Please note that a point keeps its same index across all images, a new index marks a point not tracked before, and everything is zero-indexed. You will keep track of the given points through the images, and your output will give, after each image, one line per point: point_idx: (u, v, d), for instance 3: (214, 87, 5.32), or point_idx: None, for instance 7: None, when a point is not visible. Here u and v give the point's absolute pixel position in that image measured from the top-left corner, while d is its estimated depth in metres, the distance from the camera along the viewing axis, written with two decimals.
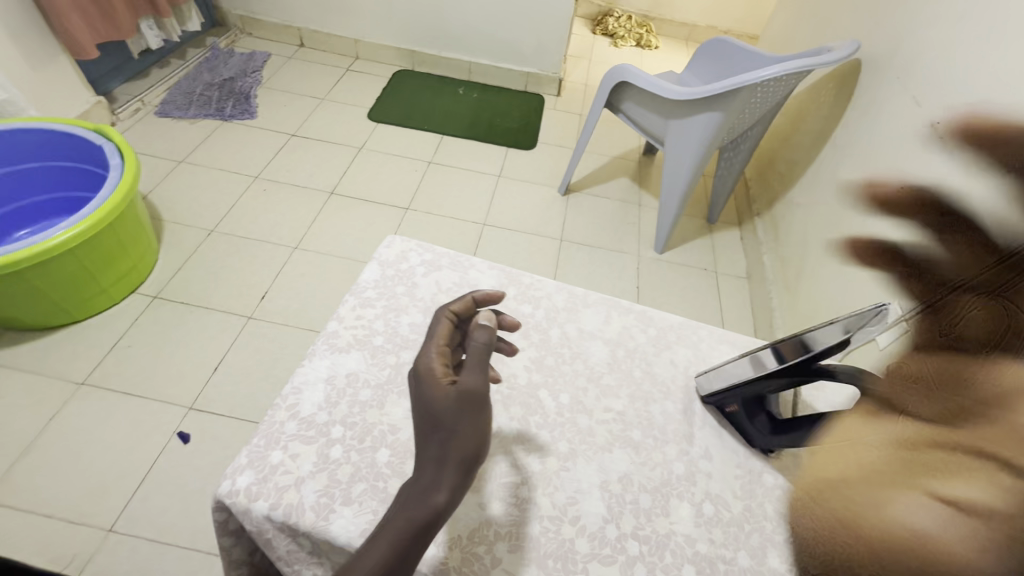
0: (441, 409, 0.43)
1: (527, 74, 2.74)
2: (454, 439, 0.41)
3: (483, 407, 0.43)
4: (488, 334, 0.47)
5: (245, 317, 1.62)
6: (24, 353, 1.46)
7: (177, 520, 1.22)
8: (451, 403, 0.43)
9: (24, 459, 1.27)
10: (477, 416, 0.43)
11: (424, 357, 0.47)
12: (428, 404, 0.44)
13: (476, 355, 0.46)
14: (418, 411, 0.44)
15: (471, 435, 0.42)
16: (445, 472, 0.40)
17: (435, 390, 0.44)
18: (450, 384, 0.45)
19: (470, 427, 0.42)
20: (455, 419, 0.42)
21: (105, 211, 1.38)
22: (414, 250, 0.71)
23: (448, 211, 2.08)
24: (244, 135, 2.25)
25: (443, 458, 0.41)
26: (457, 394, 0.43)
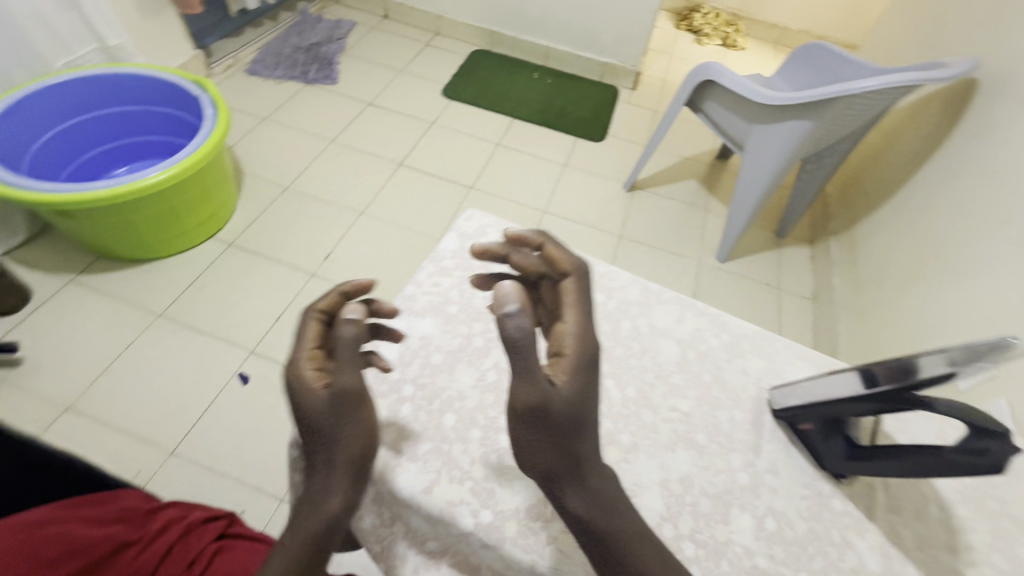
0: (321, 418, 0.41)
1: (604, 65, 2.68)
2: (337, 443, 0.41)
3: (360, 405, 0.42)
4: (356, 330, 0.42)
5: (308, 274, 1.69)
6: (112, 281, 1.58)
7: (231, 453, 1.31)
8: (328, 409, 0.41)
9: (104, 376, 1.39)
10: (354, 416, 0.42)
11: (292, 368, 0.43)
12: (307, 417, 0.42)
13: (347, 357, 0.42)
14: (300, 423, 0.42)
15: (355, 435, 0.42)
16: (333, 468, 0.41)
17: (306, 399, 0.42)
18: (323, 386, 0.42)
19: (351, 427, 0.42)
20: (335, 425, 0.41)
21: (197, 158, 1.46)
22: (492, 226, 0.71)
23: (511, 194, 2.09)
24: (324, 100, 2.33)
25: (329, 464, 0.41)
26: (331, 399, 0.41)
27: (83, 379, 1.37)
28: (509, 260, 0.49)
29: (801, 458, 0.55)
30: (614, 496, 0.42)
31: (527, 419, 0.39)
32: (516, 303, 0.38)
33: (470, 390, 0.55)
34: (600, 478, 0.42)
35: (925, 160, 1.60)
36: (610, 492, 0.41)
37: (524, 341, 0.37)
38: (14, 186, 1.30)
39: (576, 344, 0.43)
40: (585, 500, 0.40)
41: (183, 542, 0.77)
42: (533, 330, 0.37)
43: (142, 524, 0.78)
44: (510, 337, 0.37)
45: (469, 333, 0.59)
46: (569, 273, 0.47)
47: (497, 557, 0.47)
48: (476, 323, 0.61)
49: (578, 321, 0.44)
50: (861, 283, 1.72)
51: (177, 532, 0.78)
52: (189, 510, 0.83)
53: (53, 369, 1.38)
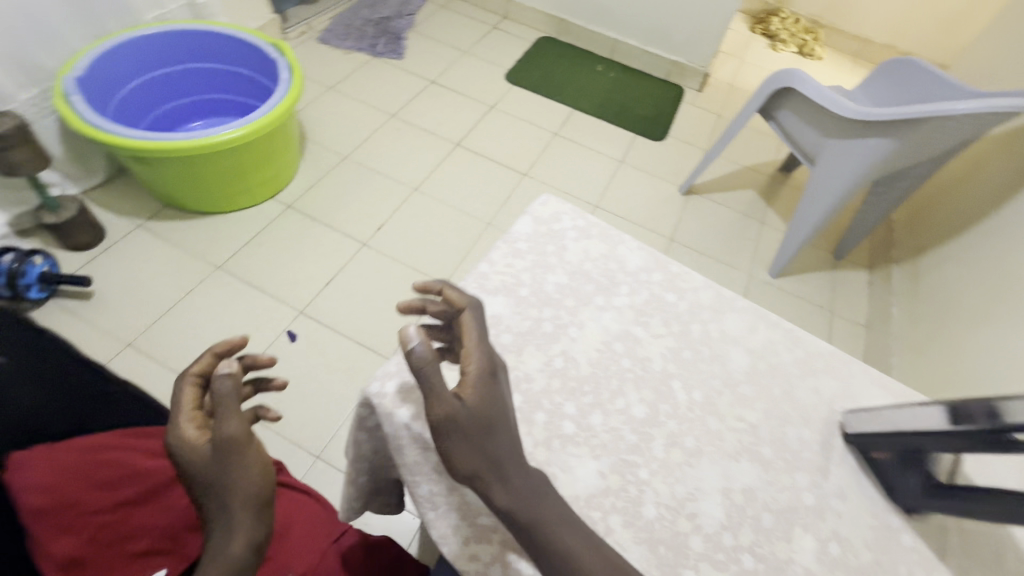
0: (208, 471, 0.48)
1: (672, 63, 2.61)
2: (229, 487, 0.48)
3: (241, 451, 0.49)
4: (230, 384, 0.50)
5: (359, 243, 1.73)
6: (177, 229, 1.65)
7: (272, 406, 1.36)
8: (214, 459, 0.48)
9: (163, 319, 1.46)
10: (240, 466, 0.49)
11: (173, 433, 0.50)
12: (195, 475, 0.49)
13: (224, 413, 0.49)
14: (191, 481, 0.49)
15: (246, 480, 0.49)
16: (233, 510, 0.48)
17: (190, 457, 0.49)
18: (205, 442, 0.49)
19: (238, 475, 0.48)
20: (224, 474, 0.48)
21: (268, 120, 1.50)
22: (567, 214, 0.70)
23: (564, 186, 2.07)
24: (389, 74, 2.35)
25: (227, 509, 0.48)
26: (213, 453, 0.48)
27: (144, 319, 1.45)
28: (427, 313, 0.54)
29: (870, 486, 0.53)
30: (543, 489, 0.44)
31: (439, 431, 0.43)
32: (417, 338, 0.44)
33: (536, 373, 0.55)
34: (527, 474, 0.44)
35: (1013, 193, 1.50)
36: (537, 483, 0.44)
37: (427, 369, 0.43)
38: (99, 127, 1.37)
39: (481, 365, 0.47)
40: (508, 493, 0.42)
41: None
42: (433, 356, 0.44)
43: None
44: (416, 366, 0.43)
45: (538, 317, 0.59)
46: (464, 308, 0.51)
47: None
48: (546, 308, 0.60)
49: (479, 349, 0.48)
50: (921, 316, 1.64)
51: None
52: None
53: (118, 306, 1.45)
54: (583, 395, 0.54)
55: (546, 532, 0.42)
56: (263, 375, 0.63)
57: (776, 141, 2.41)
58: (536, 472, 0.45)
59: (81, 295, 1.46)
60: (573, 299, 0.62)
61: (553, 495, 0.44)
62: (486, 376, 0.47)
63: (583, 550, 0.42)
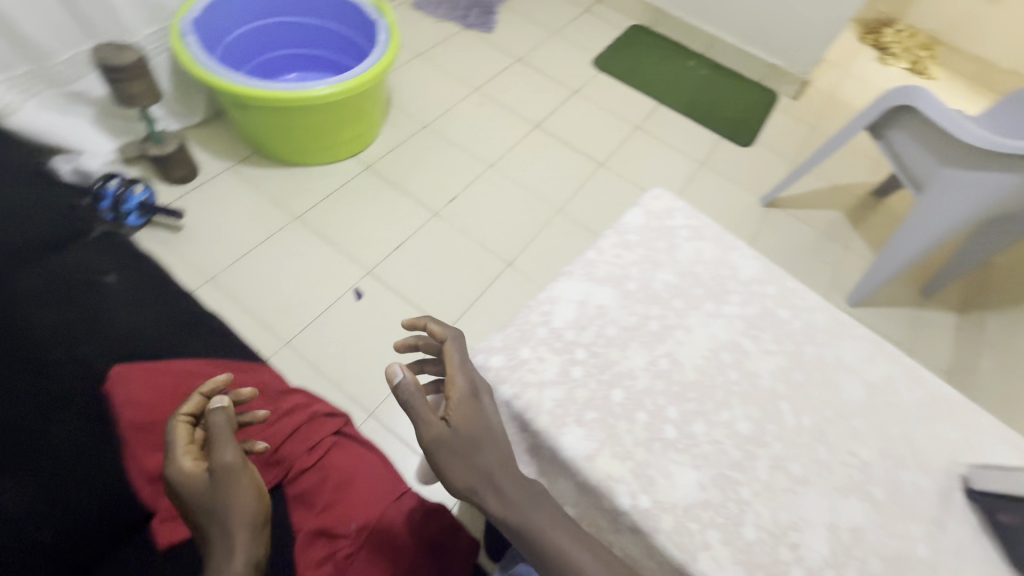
0: (207, 496, 0.58)
1: (769, 67, 2.47)
2: (227, 507, 0.57)
3: (235, 477, 0.59)
4: (224, 416, 0.63)
5: (430, 213, 1.74)
6: (263, 176, 1.70)
7: (334, 359, 1.40)
8: (211, 484, 0.58)
9: (241, 261, 1.52)
10: (235, 490, 0.58)
11: (175, 466, 0.60)
12: (197, 502, 0.58)
13: (221, 443, 0.61)
14: (191, 506, 0.58)
15: (241, 501, 0.58)
16: (231, 528, 0.56)
17: (192, 485, 0.59)
18: (203, 472, 0.60)
19: (234, 497, 0.58)
20: (221, 497, 0.58)
21: (358, 81, 1.52)
22: (680, 211, 0.67)
23: (640, 182, 2.01)
24: (475, 47, 2.33)
25: (228, 529, 0.56)
26: (211, 478, 0.59)
27: (225, 258, 1.51)
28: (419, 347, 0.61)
29: (992, 549, 0.48)
30: (539, 498, 0.46)
31: (430, 454, 0.47)
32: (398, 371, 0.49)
33: (640, 371, 0.53)
34: (519, 483, 0.46)
35: None
36: (532, 491, 0.46)
37: (409, 400, 0.49)
38: (207, 69, 1.43)
39: (466, 385, 0.50)
40: (501, 504, 0.45)
41: (308, 426, 0.83)
42: (410, 384, 0.49)
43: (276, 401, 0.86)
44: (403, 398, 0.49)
45: (645, 314, 0.57)
46: (445, 337, 0.55)
47: (643, 543, 0.46)
48: (653, 306, 0.58)
49: (461, 370, 0.51)
50: (1015, 370, 1.51)
51: (303, 416, 0.84)
52: (315, 401, 0.89)
53: (203, 242, 1.53)
54: (686, 401, 0.52)
55: (539, 537, 0.44)
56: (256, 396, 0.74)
57: (872, 162, 2.25)
58: (531, 481, 0.47)
59: (172, 227, 1.54)
60: (682, 301, 0.59)
61: (548, 500, 0.46)
62: (468, 395, 0.49)
63: (574, 547, 0.44)
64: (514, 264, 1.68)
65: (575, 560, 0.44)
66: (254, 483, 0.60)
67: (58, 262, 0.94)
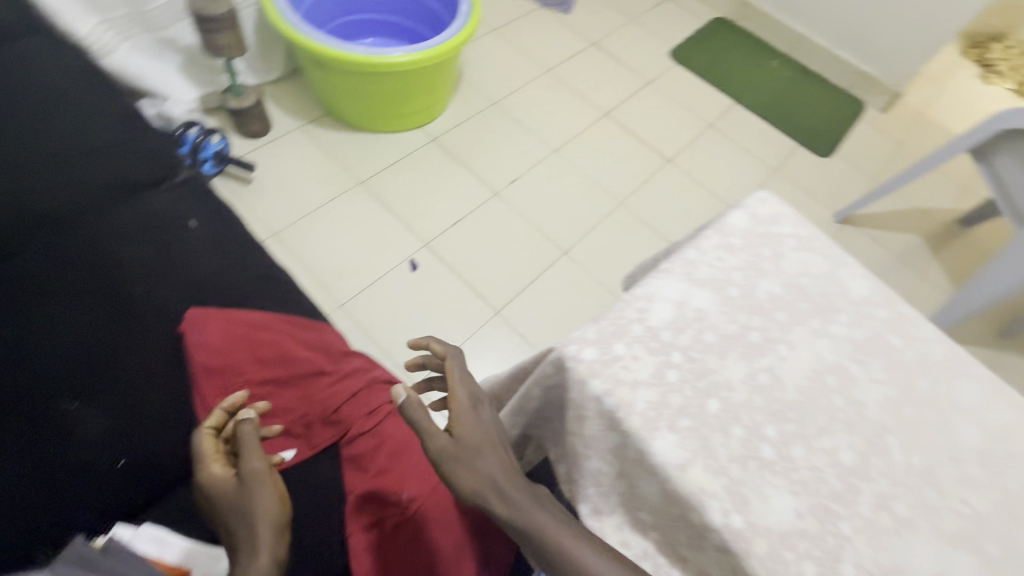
0: (234, 499, 0.60)
1: (860, 74, 2.31)
2: (253, 511, 0.58)
3: (260, 481, 0.61)
4: (252, 426, 0.65)
5: (491, 192, 1.72)
6: (331, 138, 1.72)
7: (383, 327, 1.41)
8: (239, 489, 0.60)
9: (303, 220, 1.54)
10: (259, 492, 0.60)
11: (205, 470, 0.62)
12: (224, 505, 0.60)
13: (249, 450, 0.63)
14: (220, 511, 0.60)
15: (265, 504, 0.59)
16: (256, 529, 0.57)
17: (221, 488, 0.61)
18: (232, 477, 0.62)
19: (259, 499, 0.59)
20: (247, 500, 0.59)
21: (435, 52, 1.50)
22: (788, 218, 0.63)
23: (708, 183, 1.92)
24: (551, 26, 2.26)
25: (252, 532, 0.57)
26: (238, 482, 0.61)
27: (289, 216, 1.54)
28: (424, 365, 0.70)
29: None
30: (541, 502, 0.52)
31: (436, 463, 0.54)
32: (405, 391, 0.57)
33: (738, 383, 0.50)
34: (521, 487, 0.52)
35: None
36: (533, 494, 0.51)
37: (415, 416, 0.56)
38: (293, 26, 1.45)
39: (465, 398, 0.58)
40: (504, 506, 0.51)
41: (367, 391, 0.84)
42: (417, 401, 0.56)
43: (338, 362, 0.87)
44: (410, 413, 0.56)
45: (746, 324, 0.54)
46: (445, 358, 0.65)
47: (729, 564, 0.44)
48: (755, 316, 0.55)
49: (461, 387, 0.60)
50: None
51: (363, 381, 0.85)
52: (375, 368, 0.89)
53: (269, 198, 1.55)
54: (786, 421, 0.49)
55: (540, 535, 0.49)
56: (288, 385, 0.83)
57: (960, 189, 2.10)
58: (535, 488, 0.53)
59: (243, 179, 1.57)
60: (786, 315, 0.55)
61: (550, 505, 0.51)
62: (469, 408, 0.58)
63: (573, 544, 0.49)
64: (570, 253, 1.64)
65: (577, 558, 0.48)
66: (276, 488, 0.61)
67: (148, 202, 0.97)
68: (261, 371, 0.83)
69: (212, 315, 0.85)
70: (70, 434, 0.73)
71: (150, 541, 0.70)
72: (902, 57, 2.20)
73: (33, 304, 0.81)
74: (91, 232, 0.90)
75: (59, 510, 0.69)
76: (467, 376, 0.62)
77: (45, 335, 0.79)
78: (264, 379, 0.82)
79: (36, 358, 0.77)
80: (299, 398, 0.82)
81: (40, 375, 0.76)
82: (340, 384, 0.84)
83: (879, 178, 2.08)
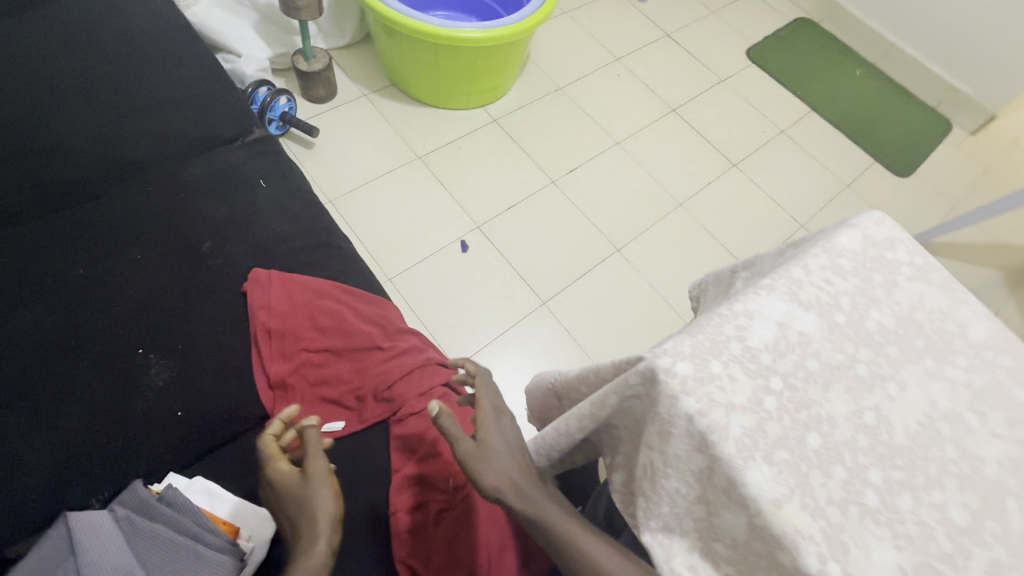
0: (298, 493, 0.61)
1: (952, 91, 2.15)
2: (315, 506, 0.59)
3: (321, 480, 0.61)
4: (316, 431, 0.65)
5: (548, 180, 1.68)
6: (394, 109, 1.70)
7: (430, 305, 1.40)
8: (301, 486, 0.61)
9: (360, 189, 1.53)
10: (320, 489, 0.61)
11: (272, 467, 0.63)
12: (288, 500, 0.61)
13: (312, 452, 0.63)
14: (283, 504, 0.61)
15: (324, 501, 0.60)
16: (315, 524, 0.58)
17: (287, 484, 0.62)
18: (296, 474, 0.62)
19: (319, 496, 0.60)
20: (309, 496, 0.60)
21: (509, 31, 1.46)
22: (903, 244, 0.57)
23: (774, 192, 1.83)
24: (624, 14, 2.17)
25: (312, 525, 0.58)
26: (302, 478, 0.62)
27: (347, 184, 1.53)
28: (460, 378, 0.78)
29: None
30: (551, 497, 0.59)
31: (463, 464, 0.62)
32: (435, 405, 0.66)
33: (842, 420, 0.46)
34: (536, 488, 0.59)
35: None
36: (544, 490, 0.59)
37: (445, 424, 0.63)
38: None
39: (490, 408, 0.67)
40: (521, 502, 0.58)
41: (420, 372, 0.83)
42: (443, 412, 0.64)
43: (395, 339, 0.86)
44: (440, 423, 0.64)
45: (853, 355, 0.50)
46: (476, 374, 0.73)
47: None
48: (862, 347, 0.50)
49: (488, 401, 0.67)
50: None
51: (417, 361, 0.84)
52: (430, 349, 0.88)
53: (328, 164, 1.55)
54: (893, 468, 0.45)
55: (551, 529, 0.56)
56: (329, 363, 0.83)
57: None
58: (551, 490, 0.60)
59: (306, 143, 1.57)
60: (898, 350, 0.51)
61: (558, 499, 0.59)
62: (492, 417, 0.66)
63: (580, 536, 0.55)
64: (623, 251, 1.60)
65: (583, 546, 0.54)
66: (333, 486, 0.62)
67: (221, 158, 0.97)
68: (320, 339, 0.84)
69: (276, 277, 0.86)
70: (137, 380, 0.75)
71: (201, 494, 0.70)
72: (1004, 77, 2.03)
73: (114, 249, 0.84)
74: (164, 182, 0.92)
75: (121, 452, 0.71)
76: (495, 392, 0.70)
77: (123, 281, 0.82)
78: (321, 349, 0.83)
79: (115, 302, 0.80)
80: (353, 371, 0.82)
81: (115, 319, 0.79)
82: (395, 361, 0.83)
83: (961, 205, 1.94)
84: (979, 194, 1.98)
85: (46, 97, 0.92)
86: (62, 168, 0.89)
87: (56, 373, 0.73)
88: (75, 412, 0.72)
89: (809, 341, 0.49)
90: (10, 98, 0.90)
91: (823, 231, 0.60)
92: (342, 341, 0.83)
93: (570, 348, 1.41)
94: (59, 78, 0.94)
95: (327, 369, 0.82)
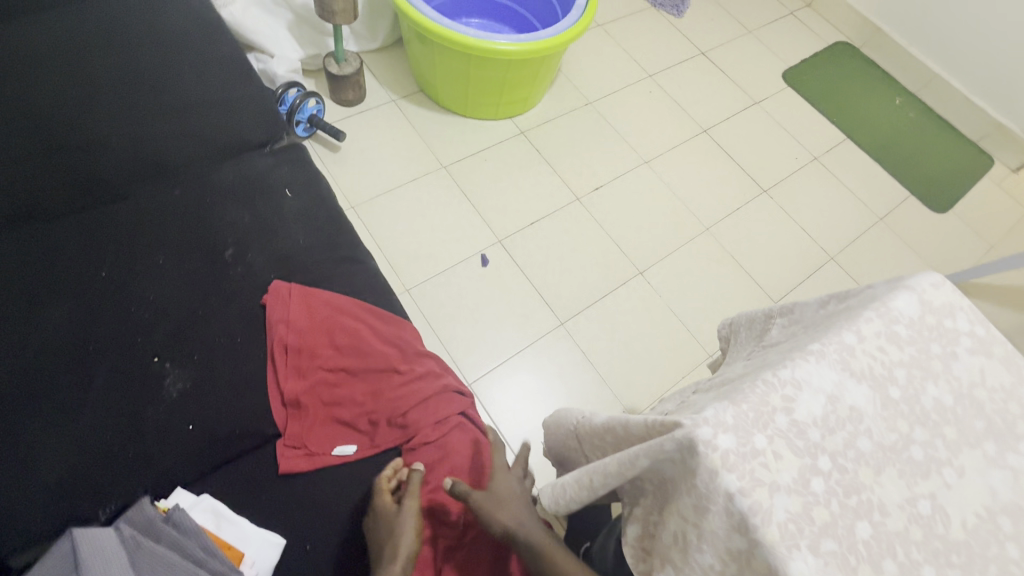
0: (388, 522, 0.67)
1: (996, 126, 2.07)
2: (399, 538, 0.65)
3: (409, 514, 0.67)
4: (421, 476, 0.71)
5: (573, 197, 1.65)
6: (421, 116, 1.68)
7: (447, 319, 1.38)
8: (393, 515, 0.68)
9: (383, 196, 1.52)
10: (406, 524, 0.66)
11: (378, 498, 0.70)
12: (380, 528, 0.67)
13: (410, 488, 0.70)
14: (374, 530, 0.68)
15: (407, 533, 0.66)
16: (397, 556, 0.63)
17: (385, 514, 0.68)
18: (393, 505, 0.69)
19: (404, 530, 0.66)
20: (396, 526, 0.66)
21: (538, 46, 1.43)
22: (963, 311, 0.54)
23: (803, 221, 1.78)
24: (659, 30, 2.13)
25: (393, 551, 0.64)
26: (395, 510, 0.68)
27: (371, 190, 1.52)
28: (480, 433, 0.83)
29: None
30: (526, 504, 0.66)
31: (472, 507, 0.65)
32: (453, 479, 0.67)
33: (895, 509, 0.43)
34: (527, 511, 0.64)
35: None
36: (522, 500, 0.66)
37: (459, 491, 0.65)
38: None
39: (503, 463, 0.72)
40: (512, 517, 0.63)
41: (434, 400, 0.80)
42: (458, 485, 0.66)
43: (413, 362, 0.83)
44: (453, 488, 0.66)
45: (907, 436, 0.46)
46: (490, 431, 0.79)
47: None
48: (917, 428, 0.47)
49: (501, 460, 0.73)
50: None
51: (433, 387, 0.81)
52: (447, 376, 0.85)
53: (353, 169, 1.54)
54: (949, 565, 0.41)
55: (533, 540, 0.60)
56: (345, 383, 0.81)
57: None
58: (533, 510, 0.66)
59: (331, 146, 1.56)
60: (955, 432, 0.47)
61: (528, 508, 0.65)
62: (506, 472, 0.70)
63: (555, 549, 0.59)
64: (646, 274, 1.56)
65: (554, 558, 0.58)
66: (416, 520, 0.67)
67: (249, 164, 0.96)
68: (336, 358, 0.82)
69: (294, 291, 0.84)
70: (153, 390, 0.74)
71: (207, 513, 0.69)
72: None
73: (138, 252, 0.83)
74: (193, 187, 0.91)
75: (131, 464, 0.70)
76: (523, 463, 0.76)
77: (145, 285, 0.81)
78: (337, 367, 0.81)
79: (136, 306, 0.79)
80: (367, 393, 0.80)
81: (135, 324, 0.78)
82: (410, 386, 0.81)
83: (998, 247, 1.87)
84: (1019, 235, 1.91)
85: (82, 92, 0.92)
86: (92, 165, 0.88)
87: (73, 377, 0.72)
88: (89, 419, 0.70)
89: (860, 418, 0.46)
90: (45, 92, 0.90)
91: (875, 290, 0.56)
92: (358, 361, 0.81)
93: (586, 371, 1.38)
94: (94, 76, 0.93)
95: (341, 389, 0.80)
